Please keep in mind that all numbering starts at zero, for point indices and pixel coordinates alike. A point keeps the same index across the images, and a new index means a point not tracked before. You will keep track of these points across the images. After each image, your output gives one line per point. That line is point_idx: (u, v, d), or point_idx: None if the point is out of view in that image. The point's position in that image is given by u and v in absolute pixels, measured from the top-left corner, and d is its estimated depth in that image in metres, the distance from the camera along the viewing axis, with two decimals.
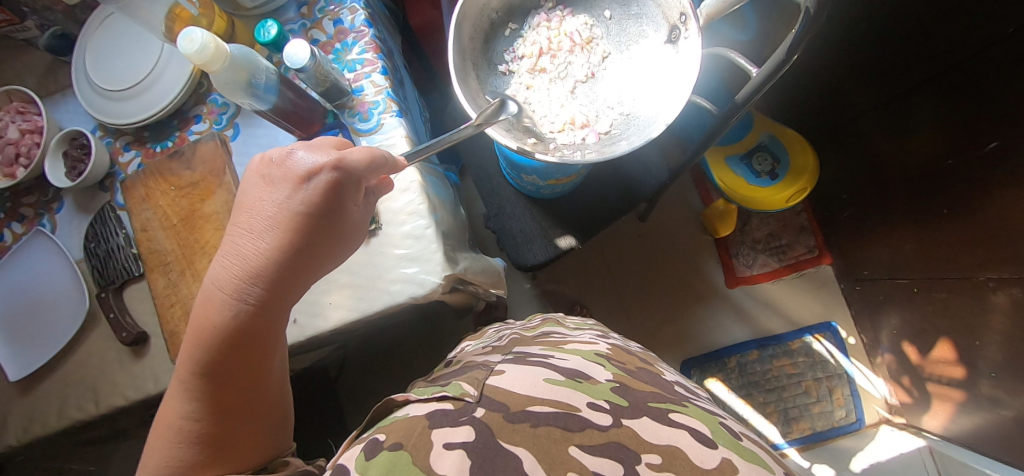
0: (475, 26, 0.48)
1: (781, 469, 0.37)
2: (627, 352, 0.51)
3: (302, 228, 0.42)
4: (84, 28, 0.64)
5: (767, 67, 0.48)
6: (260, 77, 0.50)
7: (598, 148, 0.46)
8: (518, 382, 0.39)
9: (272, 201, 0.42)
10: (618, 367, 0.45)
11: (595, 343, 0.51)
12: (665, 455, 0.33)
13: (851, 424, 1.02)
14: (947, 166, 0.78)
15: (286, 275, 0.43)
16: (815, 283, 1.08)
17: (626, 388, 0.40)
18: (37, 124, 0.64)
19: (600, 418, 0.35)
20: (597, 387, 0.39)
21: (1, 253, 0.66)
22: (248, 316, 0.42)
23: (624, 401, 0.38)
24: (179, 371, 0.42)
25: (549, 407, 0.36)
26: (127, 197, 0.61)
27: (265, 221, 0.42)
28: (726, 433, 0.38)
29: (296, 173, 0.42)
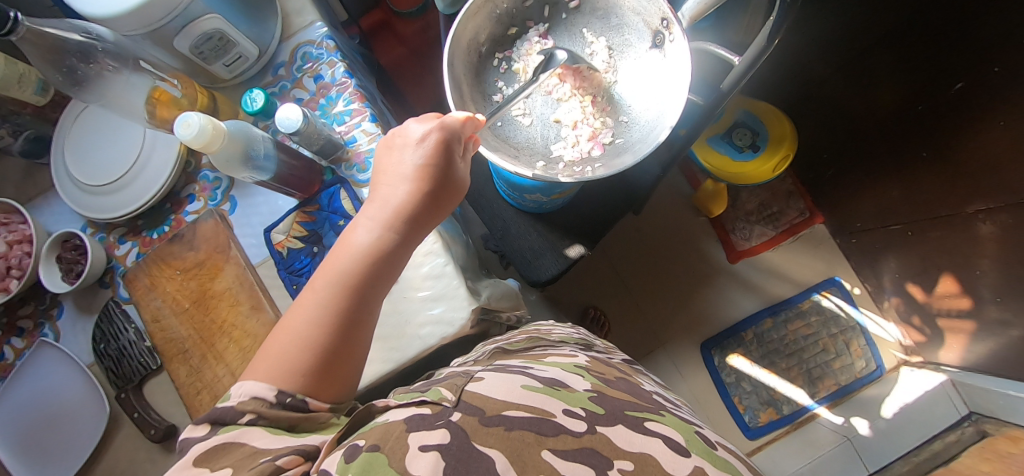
0: (466, 62, 0.48)
1: None
2: (606, 364, 0.52)
3: (429, 181, 0.44)
4: (59, 127, 0.63)
5: (749, 55, 0.50)
6: (257, 147, 0.50)
7: (604, 160, 0.47)
8: (494, 389, 0.38)
9: (406, 153, 0.44)
10: (598, 378, 0.45)
11: (575, 355, 0.51)
12: (637, 462, 0.34)
13: (872, 372, 1.04)
14: (919, 111, 0.82)
15: (414, 225, 0.44)
16: (811, 243, 1.11)
17: (602, 396, 0.41)
18: (25, 232, 0.61)
19: (573, 425, 0.35)
20: (575, 395, 0.39)
21: (4, 372, 0.62)
22: (383, 242, 0.42)
23: (600, 409, 0.38)
24: (292, 314, 0.40)
25: (524, 412, 0.35)
26: (132, 289, 0.59)
27: (404, 172, 0.44)
28: (702, 443, 0.40)
29: (411, 138, 0.44)
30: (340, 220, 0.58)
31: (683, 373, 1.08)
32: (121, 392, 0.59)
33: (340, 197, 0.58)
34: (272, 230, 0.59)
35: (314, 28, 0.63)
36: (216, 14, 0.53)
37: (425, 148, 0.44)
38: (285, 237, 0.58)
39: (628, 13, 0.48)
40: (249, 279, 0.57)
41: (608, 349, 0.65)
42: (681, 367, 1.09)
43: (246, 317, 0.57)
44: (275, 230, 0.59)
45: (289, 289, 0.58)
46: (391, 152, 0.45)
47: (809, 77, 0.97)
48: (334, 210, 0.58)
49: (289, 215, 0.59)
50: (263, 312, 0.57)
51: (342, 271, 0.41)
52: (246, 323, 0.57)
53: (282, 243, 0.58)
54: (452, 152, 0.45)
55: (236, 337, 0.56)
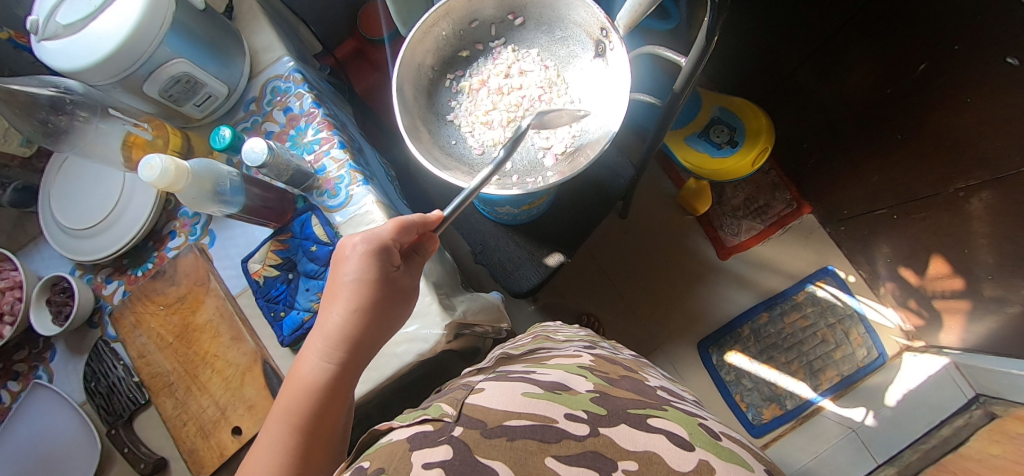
0: (415, 86, 0.49)
1: (762, 467, 0.38)
2: (610, 362, 0.52)
3: (368, 294, 0.44)
4: (44, 176, 0.66)
5: (693, 53, 0.50)
6: (224, 183, 0.51)
7: (558, 169, 0.48)
8: (496, 399, 0.38)
9: (345, 273, 0.45)
10: (601, 378, 0.45)
11: (579, 355, 0.51)
12: (641, 460, 0.33)
13: (875, 360, 1.02)
14: (888, 95, 0.82)
15: (362, 343, 0.45)
16: (801, 234, 1.10)
17: (605, 396, 0.41)
18: (15, 279, 0.63)
19: (576, 429, 0.35)
20: (576, 398, 0.39)
21: (2, 416, 0.64)
22: (344, 352, 0.44)
23: (602, 410, 0.38)
24: (252, 457, 0.40)
25: (526, 420, 0.35)
26: (119, 327, 0.61)
27: (347, 296, 0.44)
28: (705, 434, 0.39)
29: (346, 256, 0.45)
30: (312, 246, 0.58)
31: (682, 373, 1.08)
32: (111, 428, 0.61)
33: (312, 223, 0.59)
34: (249, 261, 0.60)
35: (281, 62, 0.66)
36: (182, 58, 0.55)
37: (356, 266, 0.45)
38: (261, 266, 0.59)
39: (571, 25, 0.49)
40: (229, 310, 0.59)
41: (616, 346, 0.65)
42: (680, 368, 1.08)
43: (228, 348, 0.58)
44: (251, 261, 0.60)
45: (268, 317, 0.58)
46: (332, 278, 0.45)
47: (777, 69, 0.99)
48: (306, 236, 0.59)
49: (266, 244, 0.59)
50: (244, 341, 0.58)
51: (299, 399, 0.42)
52: (227, 353, 0.58)
53: (258, 272, 0.59)
54: (387, 261, 0.45)
55: (218, 367, 0.58)
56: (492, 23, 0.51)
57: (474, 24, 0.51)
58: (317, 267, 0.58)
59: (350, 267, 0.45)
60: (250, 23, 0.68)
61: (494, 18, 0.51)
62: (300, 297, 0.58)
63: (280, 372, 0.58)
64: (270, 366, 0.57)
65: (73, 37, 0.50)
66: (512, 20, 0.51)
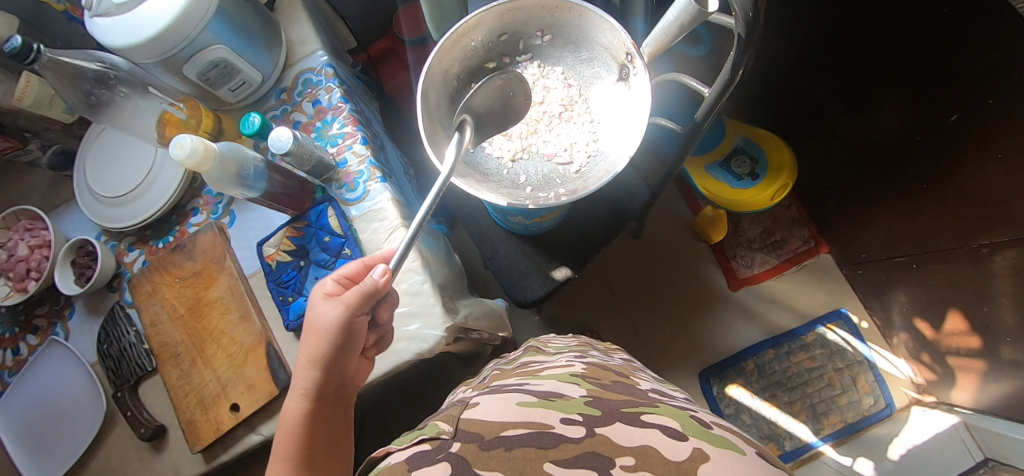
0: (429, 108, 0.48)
1: (755, 449, 0.36)
2: (603, 368, 0.52)
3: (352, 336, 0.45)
4: (81, 143, 0.69)
5: (717, 84, 0.50)
6: (249, 167, 0.53)
7: (570, 186, 0.48)
8: (491, 412, 0.38)
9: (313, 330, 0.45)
10: (593, 385, 0.45)
11: (571, 365, 0.51)
12: (638, 456, 0.32)
13: (881, 411, 1.00)
14: (917, 141, 0.79)
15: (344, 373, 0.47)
16: (816, 273, 1.09)
17: (598, 399, 0.40)
18: (44, 238, 0.66)
19: (572, 432, 0.35)
20: (571, 403, 0.39)
21: (18, 366, 0.67)
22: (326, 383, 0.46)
23: (596, 412, 0.38)
24: None
25: (522, 429, 0.35)
26: (135, 294, 0.64)
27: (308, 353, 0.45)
28: (697, 424, 0.38)
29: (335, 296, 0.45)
30: (326, 236, 0.60)
31: None
32: (117, 391, 0.63)
33: (327, 214, 0.61)
34: (265, 244, 0.62)
35: (315, 56, 0.68)
36: (222, 45, 0.57)
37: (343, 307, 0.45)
38: (276, 250, 0.61)
39: (597, 47, 0.50)
40: (240, 289, 0.61)
41: (607, 353, 0.64)
42: None
43: (236, 326, 0.60)
44: (267, 244, 0.62)
45: (276, 300, 0.60)
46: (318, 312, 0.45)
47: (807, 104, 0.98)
48: (321, 226, 0.61)
49: (281, 230, 0.62)
50: (251, 321, 0.60)
51: (291, 431, 0.45)
52: (234, 331, 0.60)
53: (272, 256, 0.61)
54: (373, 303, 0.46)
55: (224, 344, 0.60)
56: (520, 38, 0.52)
57: (502, 37, 0.52)
58: (328, 257, 0.60)
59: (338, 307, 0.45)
60: (289, 16, 0.70)
61: (523, 34, 0.52)
62: (309, 284, 0.59)
63: (282, 356, 0.60)
64: (273, 348, 0.59)
65: (122, 16, 0.53)
66: (540, 36, 0.52)
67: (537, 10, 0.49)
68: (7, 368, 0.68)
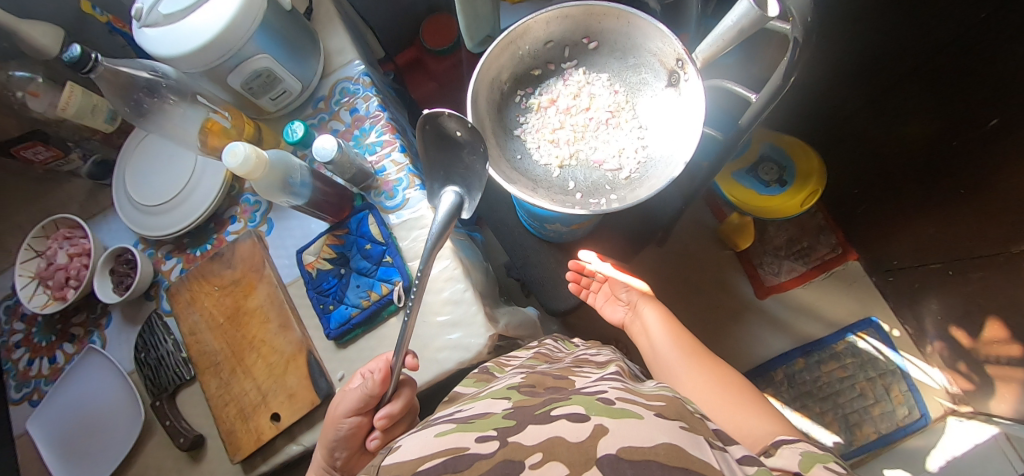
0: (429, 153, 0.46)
1: (658, 409, 0.36)
2: (541, 372, 0.49)
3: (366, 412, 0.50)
4: (121, 152, 0.69)
5: (766, 90, 0.50)
6: (296, 175, 0.53)
7: (621, 193, 0.48)
8: (408, 450, 0.34)
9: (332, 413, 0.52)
10: (525, 394, 0.43)
11: (510, 377, 0.49)
12: (546, 451, 0.30)
13: (916, 422, 0.98)
14: (954, 147, 0.78)
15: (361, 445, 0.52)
16: (845, 281, 1.07)
17: (519, 409, 0.38)
18: (84, 246, 0.67)
19: (486, 448, 0.32)
20: (489, 420, 0.37)
21: (55, 376, 0.67)
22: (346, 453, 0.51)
23: (511, 422, 0.36)
24: None
25: (438, 458, 0.31)
26: (174, 303, 0.63)
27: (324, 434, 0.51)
28: (602, 401, 0.37)
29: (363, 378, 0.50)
30: (366, 244, 0.60)
31: None
32: (156, 400, 0.63)
33: (368, 222, 0.61)
34: (305, 251, 0.62)
35: (352, 65, 0.68)
36: (266, 54, 0.58)
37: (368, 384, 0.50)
38: (315, 258, 0.61)
39: (645, 53, 0.50)
40: (280, 297, 0.60)
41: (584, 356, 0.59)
42: None
43: (275, 334, 0.60)
44: (307, 252, 0.62)
45: (316, 309, 0.60)
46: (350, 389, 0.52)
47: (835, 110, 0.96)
48: (362, 234, 0.60)
49: (321, 237, 0.61)
50: (290, 329, 0.59)
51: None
52: (274, 340, 0.60)
53: (311, 264, 0.61)
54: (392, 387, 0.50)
55: (263, 353, 0.59)
56: (566, 45, 0.52)
57: (548, 45, 0.52)
58: (368, 265, 0.59)
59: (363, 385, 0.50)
60: (326, 26, 0.71)
61: (569, 41, 0.52)
62: (349, 292, 0.59)
63: (322, 365, 0.59)
64: (314, 357, 0.58)
65: (171, 26, 0.53)
66: (586, 43, 0.52)
67: (586, 17, 0.49)
68: (44, 377, 0.67)
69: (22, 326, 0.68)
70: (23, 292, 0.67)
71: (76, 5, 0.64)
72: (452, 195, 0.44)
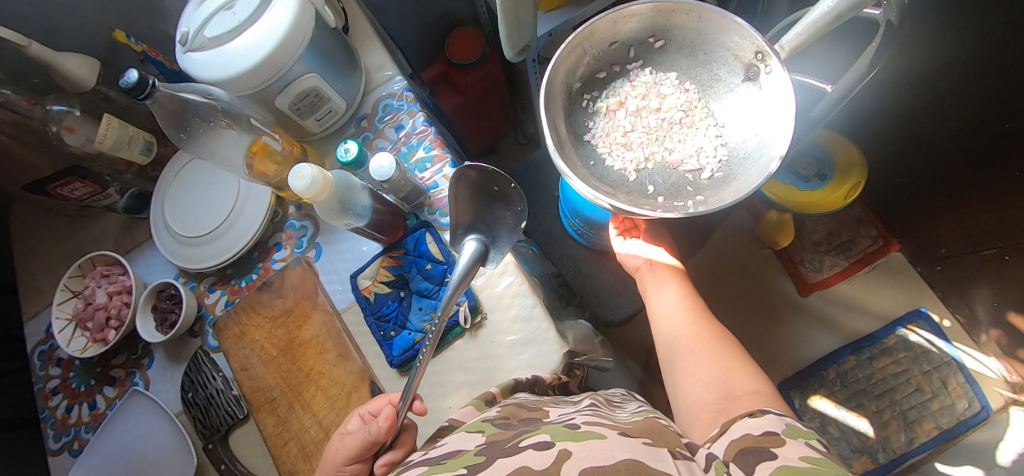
0: (468, 202, 0.54)
1: (619, 430, 0.37)
2: (519, 402, 0.47)
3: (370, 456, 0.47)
4: (158, 183, 0.67)
5: (845, 82, 0.49)
6: (357, 198, 0.51)
7: (705, 194, 0.46)
8: None
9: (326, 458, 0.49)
10: (500, 425, 0.42)
11: (485, 411, 0.47)
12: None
13: (978, 414, 0.94)
14: (1007, 130, 0.78)
15: None
16: (889, 273, 1.05)
17: (492, 443, 0.38)
18: (124, 283, 0.64)
19: None
20: (461, 459, 0.37)
21: (96, 422, 0.63)
22: None
23: (481, 458, 0.36)
24: None
25: None
26: (222, 338, 0.60)
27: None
28: (564, 428, 0.38)
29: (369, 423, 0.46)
30: (426, 264, 0.57)
31: None
32: (209, 442, 0.59)
33: (425, 240, 0.58)
34: (359, 275, 0.59)
35: (393, 81, 0.67)
36: (313, 73, 0.56)
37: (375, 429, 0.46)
38: (372, 282, 0.58)
39: (717, 48, 0.48)
40: (336, 325, 0.57)
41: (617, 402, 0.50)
42: None
43: (334, 365, 0.56)
44: (362, 275, 0.59)
45: (377, 336, 0.56)
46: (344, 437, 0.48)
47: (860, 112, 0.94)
48: (420, 253, 0.58)
49: (376, 260, 0.59)
50: (350, 359, 0.56)
51: None
52: (333, 371, 0.56)
53: (368, 288, 0.58)
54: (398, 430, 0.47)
55: (323, 385, 0.56)
56: (631, 45, 0.50)
57: (613, 46, 0.50)
58: (430, 286, 0.57)
59: (367, 430, 0.46)
60: (364, 44, 0.69)
61: (635, 41, 0.50)
62: (412, 316, 0.56)
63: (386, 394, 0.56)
64: (377, 387, 0.55)
65: (219, 48, 0.52)
66: (652, 42, 0.50)
67: (654, 15, 0.47)
68: (83, 424, 0.63)
69: (59, 371, 0.65)
70: (61, 336, 0.63)
71: (110, 34, 0.63)
72: (475, 245, 0.51)
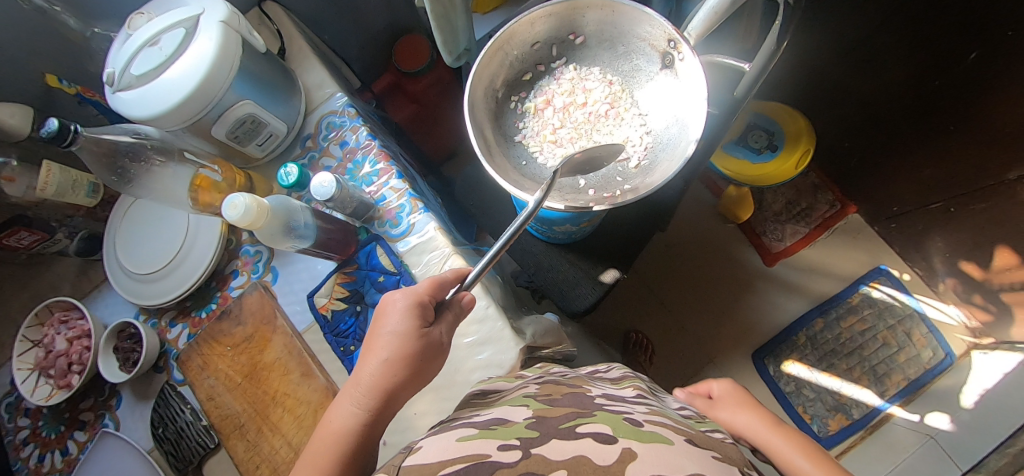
0: None
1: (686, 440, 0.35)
2: (555, 382, 0.45)
3: (404, 351, 0.44)
4: (109, 223, 0.67)
5: (758, 62, 0.50)
6: (297, 218, 0.52)
7: (633, 182, 0.47)
8: (429, 449, 0.32)
9: (382, 331, 0.45)
10: (544, 402, 0.40)
11: (525, 386, 0.45)
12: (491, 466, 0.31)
13: (942, 361, 0.98)
14: (936, 87, 0.81)
15: (395, 392, 0.44)
16: (848, 235, 1.08)
17: (541, 419, 0.36)
18: (82, 327, 0.63)
19: (506, 457, 0.30)
20: (510, 427, 0.34)
21: (69, 468, 0.63)
22: (380, 392, 0.44)
23: (534, 432, 0.33)
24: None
25: (459, 462, 0.29)
26: (187, 371, 0.61)
27: (384, 352, 0.44)
28: (628, 425, 0.35)
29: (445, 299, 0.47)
30: (379, 276, 0.59)
31: None
32: (183, 475, 0.60)
33: (376, 253, 0.60)
34: (315, 294, 0.60)
35: (334, 98, 0.67)
36: (247, 100, 0.57)
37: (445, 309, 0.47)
38: (328, 300, 0.59)
39: (633, 40, 0.49)
40: (297, 346, 0.58)
41: (650, 392, 0.50)
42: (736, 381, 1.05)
43: (298, 385, 0.57)
44: (318, 294, 0.60)
45: (338, 352, 0.57)
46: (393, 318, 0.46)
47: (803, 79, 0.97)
48: (372, 267, 0.59)
49: (330, 278, 0.60)
50: (313, 377, 0.57)
51: (326, 443, 0.42)
52: (298, 390, 0.57)
53: (325, 306, 0.59)
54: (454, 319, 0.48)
55: (289, 406, 0.57)
56: (553, 44, 0.52)
57: (535, 46, 0.51)
58: None
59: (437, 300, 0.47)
60: (301, 64, 0.70)
61: (555, 39, 0.51)
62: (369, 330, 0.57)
63: None
64: None
65: (146, 86, 0.52)
66: (572, 39, 0.51)
67: (570, 13, 0.49)
68: (57, 471, 0.63)
69: (27, 421, 0.64)
70: (24, 387, 0.63)
71: (42, 80, 0.63)
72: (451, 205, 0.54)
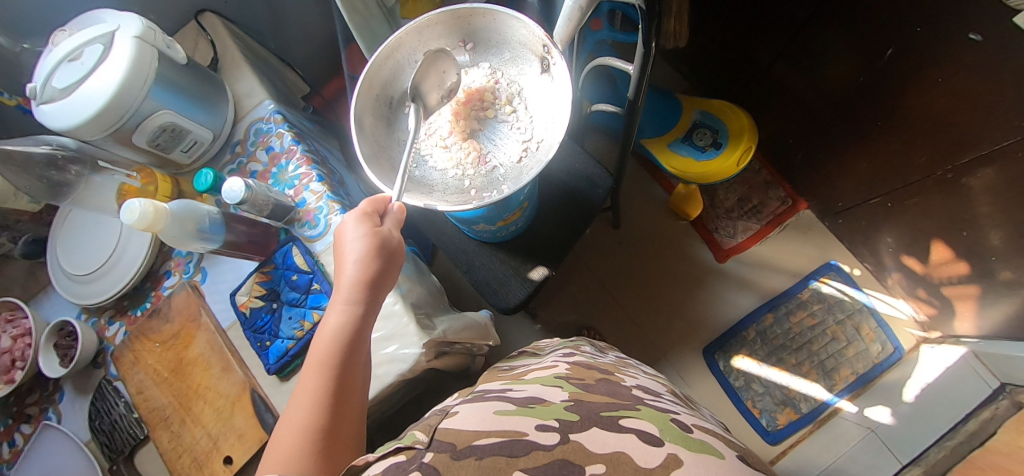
0: None
1: (730, 452, 0.37)
2: (588, 368, 0.52)
3: (370, 252, 0.46)
4: (52, 228, 0.71)
5: (637, 61, 0.51)
6: (204, 221, 0.55)
7: (510, 183, 0.50)
8: (467, 421, 0.36)
9: (348, 241, 0.47)
10: (577, 385, 0.45)
11: (556, 366, 0.52)
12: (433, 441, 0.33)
13: (891, 355, 0.99)
14: (861, 83, 0.82)
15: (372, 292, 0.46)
16: (801, 230, 1.08)
17: (579, 403, 0.39)
18: (26, 326, 0.67)
19: (545, 439, 0.33)
20: (549, 408, 0.38)
21: (15, 458, 0.67)
22: (359, 294, 0.46)
23: (575, 416, 0.37)
24: (286, 419, 0.41)
25: (495, 437, 0.33)
26: (119, 366, 0.64)
27: (352, 257, 0.46)
28: (676, 429, 0.38)
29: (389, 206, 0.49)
30: (293, 275, 0.62)
31: (689, 381, 1.05)
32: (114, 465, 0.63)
33: (292, 253, 0.62)
34: (236, 293, 0.63)
35: (262, 105, 0.70)
36: (167, 110, 0.60)
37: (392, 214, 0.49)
38: (248, 298, 0.62)
39: (517, 45, 0.52)
40: (219, 342, 0.62)
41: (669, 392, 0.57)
42: (686, 376, 1.06)
43: (219, 379, 0.60)
44: (239, 293, 0.63)
45: (255, 347, 0.60)
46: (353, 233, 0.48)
47: None
48: (287, 266, 0.62)
49: (250, 278, 0.63)
50: (233, 371, 0.60)
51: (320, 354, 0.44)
52: (218, 384, 0.60)
53: (245, 304, 0.62)
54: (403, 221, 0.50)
55: (210, 399, 0.60)
56: None
57: None
58: (298, 295, 0.61)
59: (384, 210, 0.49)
60: (233, 72, 0.73)
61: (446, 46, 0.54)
62: (283, 326, 0.60)
63: (268, 400, 0.60)
64: (258, 395, 0.59)
65: (66, 98, 0.55)
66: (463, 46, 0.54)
67: (456, 22, 0.51)
68: (5, 461, 0.67)
69: None
70: None
71: None
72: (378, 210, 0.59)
